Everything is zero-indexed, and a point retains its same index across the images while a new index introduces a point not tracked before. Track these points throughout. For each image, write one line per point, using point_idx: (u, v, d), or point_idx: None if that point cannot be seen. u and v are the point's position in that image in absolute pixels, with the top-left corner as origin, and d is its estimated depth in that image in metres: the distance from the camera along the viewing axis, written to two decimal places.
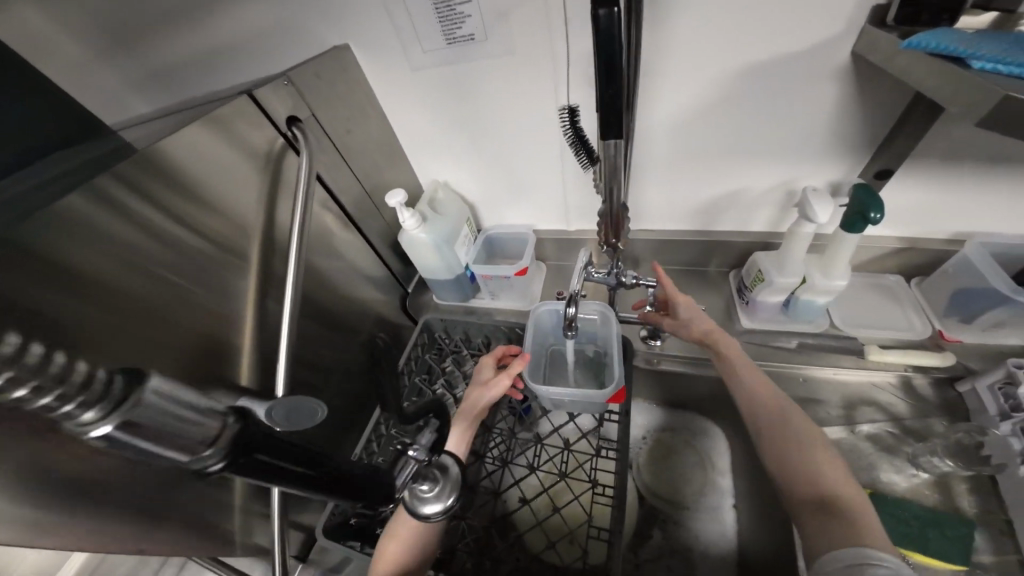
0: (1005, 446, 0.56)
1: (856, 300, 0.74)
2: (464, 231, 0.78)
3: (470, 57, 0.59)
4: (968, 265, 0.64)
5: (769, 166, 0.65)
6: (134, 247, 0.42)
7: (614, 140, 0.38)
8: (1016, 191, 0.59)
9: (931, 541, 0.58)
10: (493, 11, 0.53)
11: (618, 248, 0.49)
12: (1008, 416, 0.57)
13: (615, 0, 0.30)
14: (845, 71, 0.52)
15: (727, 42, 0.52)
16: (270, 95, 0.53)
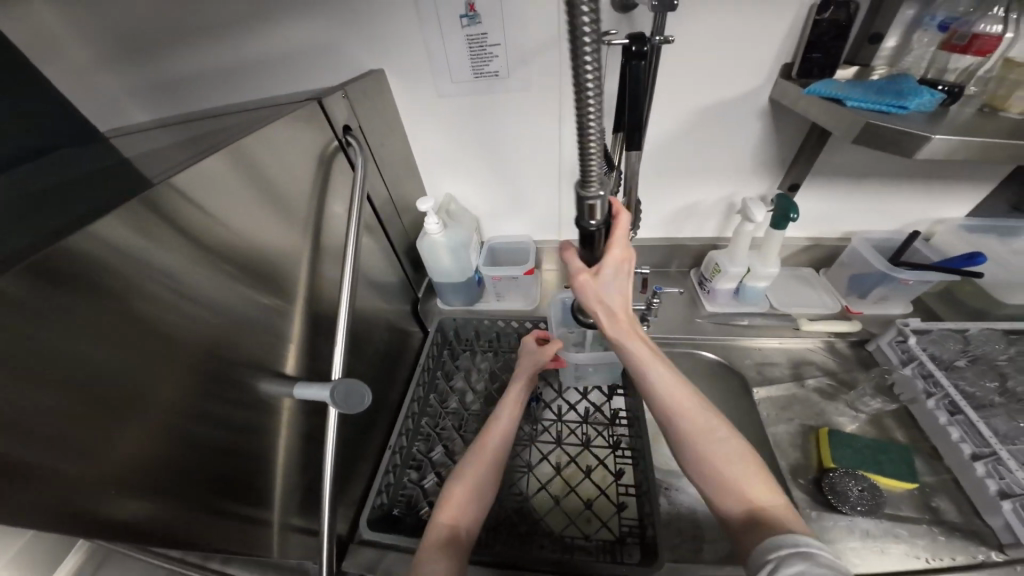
0: (911, 386, 0.68)
1: (785, 286, 0.92)
2: (475, 240, 0.88)
3: (494, 89, 0.71)
4: (857, 255, 0.86)
5: (717, 183, 0.84)
6: (158, 251, 0.38)
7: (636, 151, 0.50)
8: (877, 200, 0.83)
9: (884, 464, 0.63)
10: (517, 55, 0.67)
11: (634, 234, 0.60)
12: (908, 363, 0.69)
13: (643, 53, 0.44)
14: (765, 111, 0.72)
15: (692, 85, 0.71)
16: (335, 105, 0.62)
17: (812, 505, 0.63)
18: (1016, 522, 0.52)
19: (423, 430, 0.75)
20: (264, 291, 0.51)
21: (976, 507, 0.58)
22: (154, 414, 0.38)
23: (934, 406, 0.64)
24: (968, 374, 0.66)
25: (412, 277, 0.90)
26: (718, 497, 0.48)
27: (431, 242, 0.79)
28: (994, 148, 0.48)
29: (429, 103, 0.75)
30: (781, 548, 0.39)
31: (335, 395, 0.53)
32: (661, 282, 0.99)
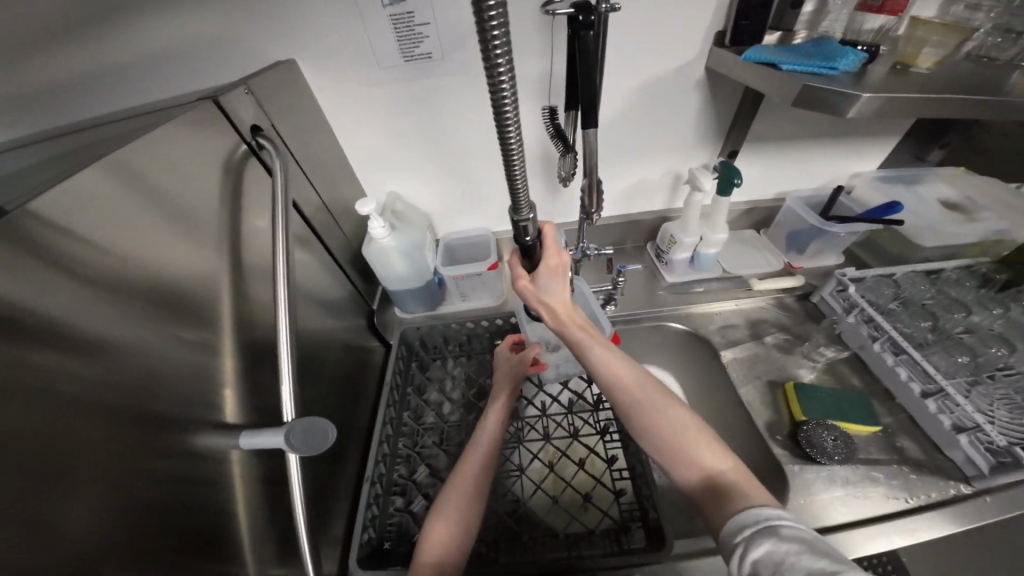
0: (858, 334, 0.74)
1: (733, 249, 0.95)
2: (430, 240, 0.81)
3: (426, 73, 0.65)
4: (791, 214, 0.91)
5: (664, 158, 0.85)
6: (50, 285, 0.30)
7: (592, 129, 0.48)
8: (805, 161, 0.89)
9: (847, 412, 0.69)
10: (449, 35, 0.61)
11: (594, 217, 0.58)
12: (851, 310, 0.75)
13: (592, 23, 0.41)
14: (703, 82, 0.73)
15: (632, 58, 0.69)
16: (235, 102, 0.52)
17: (793, 459, 0.67)
18: (975, 454, 0.58)
19: (403, 451, 0.70)
20: (186, 328, 0.42)
21: (935, 443, 0.64)
22: (74, 489, 0.30)
23: (880, 348, 0.71)
24: (903, 317, 0.73)
25: (361, 287, 0.81)
26: (676, 471, 0.44)
27: (381, 249, 0.72)
28: (908, 104, 0.52)
29: (357, 96, 0.67)
30: (746, 528, 0.36)
31: (292, 437, 0.46)
32: (623, 261, 0.99)
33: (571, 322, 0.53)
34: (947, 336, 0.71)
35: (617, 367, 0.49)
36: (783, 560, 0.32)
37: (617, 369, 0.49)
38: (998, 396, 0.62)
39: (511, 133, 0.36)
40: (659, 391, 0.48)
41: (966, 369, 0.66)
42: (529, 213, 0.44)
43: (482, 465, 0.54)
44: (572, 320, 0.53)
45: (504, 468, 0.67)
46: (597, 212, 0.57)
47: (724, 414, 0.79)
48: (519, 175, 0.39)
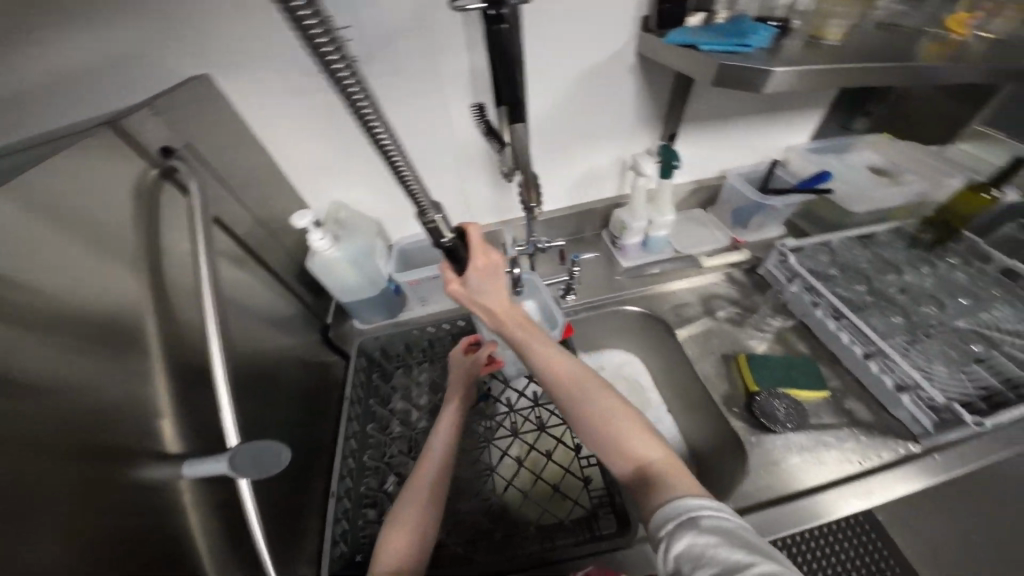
0: (802, 301, 0.76)
1: (682, 229, 0.96)
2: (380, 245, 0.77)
3: (356, 79, 0.63)
4: (733, 192, 0.92)
5: (611, 144, 0.85)
6: None
7: (520, 123, 0.48)
8: (742, 138, 0.92)
9: (796, 379, 0.71)
10: (373, 35, 0.59)
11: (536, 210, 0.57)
12: (795, 279, 0.77)
13: (505, 15, 0.39)
14: (636, 67, 0.73)
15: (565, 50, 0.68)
16: (141, 124, 0.49)
17: (749, 432, 0.68)
18: (917, 411, 0.62)
19: (372, 465, 0.68)
20: (113, 364, 0.40)
21: (881, 403, 0.67)
22: None
23: (822, 316, 0.74)
24: (841, 282, 0.76)
25: (311, 303, 0.77)
26: (611, 460, 0.45)
27: (325, 263, 0.68)
28: (818, 74, 0.55)
29: (282, 105, 0.64)
30: (669, 521, 0.37)
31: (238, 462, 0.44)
32: (577, 250, 0.99)
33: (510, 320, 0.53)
34: (881, 298, 0.74)
35: (556, 361, 0.50)
36: (703, 552, 0.33)
37: (556, 364, 0.50)
38: (932, 350, 0.66)
39: (402, 168, 0.36)
40: (596, 382, 0.49)
41: (903, 328, 0.70)
42: (435, 214, 0.42)
43: (439, 467, 0.54)
44: (511, 318, 0.53)
45: (475, 468, 0.68)
46: (539, 204, 0.57)
47: (685, 390, 0.81)
48: (409, 177, 0.37)
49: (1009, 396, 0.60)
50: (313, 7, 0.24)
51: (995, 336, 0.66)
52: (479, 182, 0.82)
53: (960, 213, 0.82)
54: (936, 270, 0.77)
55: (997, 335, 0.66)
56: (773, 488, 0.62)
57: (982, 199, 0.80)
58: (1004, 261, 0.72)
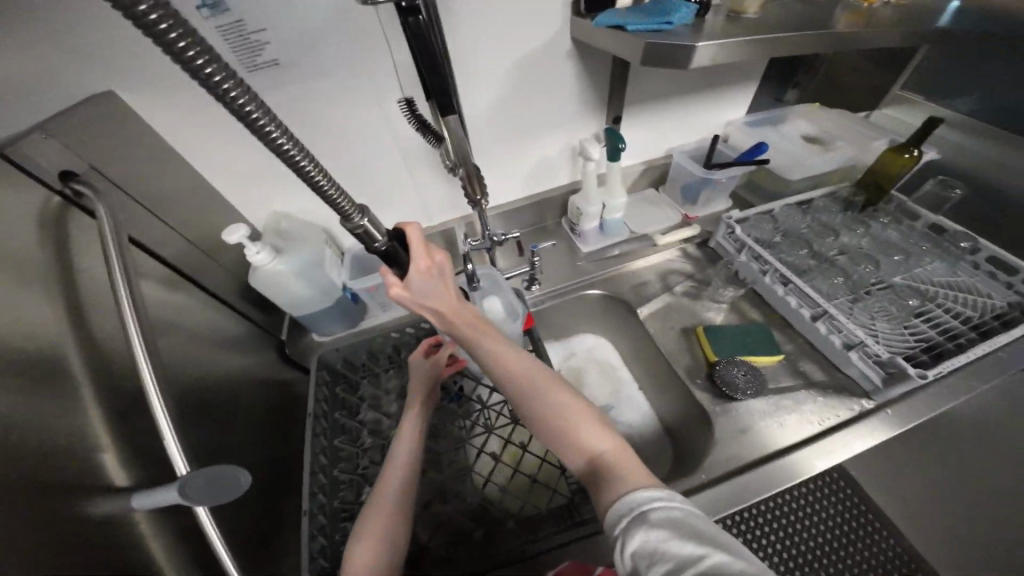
0: (750, 269, 0.79)
1: (635, 210, 0.98)
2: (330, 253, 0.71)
3: (280, 83, 0.59)
4: (680, 170, 0.94)
5: (558, 132, 0.85)
6: None
7: (454, 116, 0.46)
8: (687, 117, 0.93)
9: (753, 346, 0.73)
10: (292, 37, 0.55)
11: (483, 203, 0.55)
12: (742, 250, 0.80)
13: (417, 8, 0.39)
14: (573, 52, 0.73)
15: (501, 43, 0.67)
16: (36, 148, 0.44)
17: (714, 402, 0.70)
18: (867, 368, 0.63)
19: (348, 478, 0.66)
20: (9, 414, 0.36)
21: (833, 362, 0.70)
22: None
23: (770, 282, 0.76)
24: (784, 248, 0.80)
25: (263, 321, 0.73)
26: (567, 457, 0.46)
27: (269, 280, 0.64)
28: (739, 47, 0.57)
29: (204, 119, 0.59)
30: (622, 519, 0.38)
31: (190, 490, 0.43)
32: (537, 240, 0.98)
33: (461, 322, 0.52)
34: (825, 266, 0.78)
35: (508, 359, 0.50)
36: (655, 549, 0.34)
37: (509, 364, 0.50)
38: (875, 307, 0.71)
39: (316, 177, 0.34)
40: (549, 378, 0.49)
41: (847, 288, 0.74)
42: (362, 218, 0.39)
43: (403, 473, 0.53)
44: (461, 318, 0.52)
45: (457, 468, 0.67)
46: (485, 196, 0.55)
47: (653, 366, 0.83)
48: (326, 185, 0.35)
49: (948, 346, 0.64)
50: (160, 8, 0.23)
51: (932, 291, 0.72)
52: (429, 179, 0.80)
53: (886, 172, 0.84)
54: (868, 232, 0.81)
55: (934, 290, 0.72)
56: (740, 455, 0.63)
57: (905, 158, 0.81)
58: (931, 217, 0.79)
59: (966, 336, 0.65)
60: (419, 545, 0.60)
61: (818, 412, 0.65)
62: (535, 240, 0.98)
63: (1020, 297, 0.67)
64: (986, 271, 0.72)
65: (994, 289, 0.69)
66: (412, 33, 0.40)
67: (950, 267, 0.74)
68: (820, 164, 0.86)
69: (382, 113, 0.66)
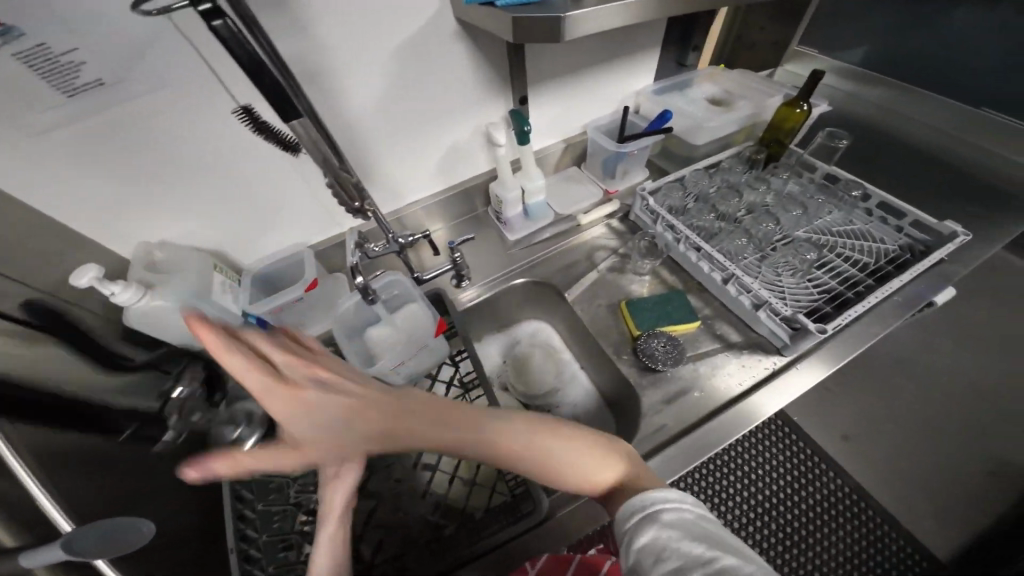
0: (664, 238, 0.80)
1: (557, 189, 0.96)
2: (219, 278, 0.65)
3: (114, 104, 0.51)
4: (596, 145, 0.91)
5: (460, 119, 0.78)
6: None
7: (300, 120, 0.40)
8: (595, 88, 0.90)
9: (673, 314, 0.74)
10: (114, 53, 0.48)
11: (366, 211, 0.49)
12: (656, 219, 0.80)
13: (223, 10, 0.32)
14: (461, 34, 0.66)
15: (379, 31, 0.59)
16: None
17: (641, 375, 0.71)
18: (775, 327, 0.66)
19: (278, 511, 0.62)
20: None
21: (746, 323, 0.72)
22: None
23: (685, 248, 0.77)
24: (693, 213, 0.82)
25: (156, 359, 0.63)
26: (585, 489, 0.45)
27: (155, 316, 0.58)
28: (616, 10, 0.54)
29: (22, 158, 0.49)
30: (634, 514, 0.40)
31: (80, 545, 0.39)
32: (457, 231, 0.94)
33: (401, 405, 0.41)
34: (733, 228, 0.80)
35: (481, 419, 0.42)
36: (665, 545, 0.37)
37: (478, 429, 0.41)
38: (780, 263, 0.74)
39: None
40: (527, 421, 0.44)
41: (754, 246, 0.77)
42: None
43: None
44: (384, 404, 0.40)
45: (399, 481, 0.66)
46: (367, 202, 0.48)
47: (586, 348, 0.84)
48: None
49: (848, 294, 0.68)
50: None
51: (829, 241, 0.77)
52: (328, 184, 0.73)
53: (782, 129, 0.88)
54: (771, 191, 0.84)
55: (828, 238, 0.77)
56: (666, 426, 0.65)
57: (797, 113, 0.85)
58: (827, 168, 0.83)
59: (863, 282, 0.70)
60: (363, 564, 0.58)
61: (736, 373, 0.68)
62: (455, 233, 0.93)
63: (908, 240, 0.73)
64: (878, 217, 0.77)
65: (883, 233, 0.75)
66: (224, 45, 0.34)
67: (845, 216, 0.80)
68: (721, 128, 0.87)
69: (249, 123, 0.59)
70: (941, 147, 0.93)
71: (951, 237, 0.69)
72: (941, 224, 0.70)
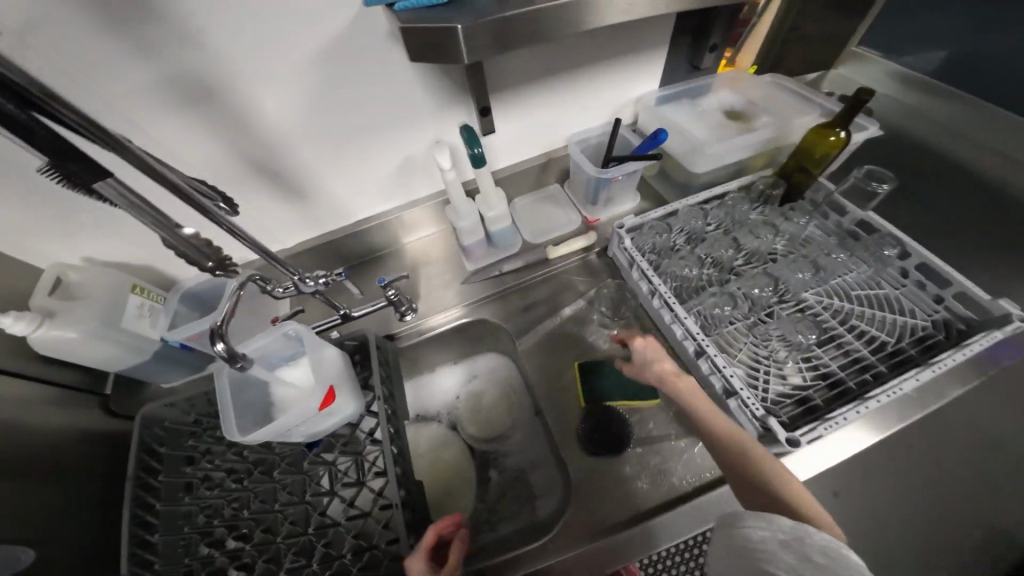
0: (640, 289, 0.67)
1: (532, 213, 0.83)
2: (136, 303, 0.56)
3: None
4: (576, 165, 0.77)
5: (410, 130, 0.65)
6: None
7: (103, 180, 0.32)
8: (586, 92, 0.73)
9: (631, 388, 0.68)
10: None
11: (231, 269, 0.41)
12: (633, 264, 0.67)
13: None
14: (394, 34, 0.53)
15: (289, 33, 0.49)
16: None
17: (581, 452, 0.64)
18: (744, 419, 0.54)
19: (181, 543, 0.51)
20: None
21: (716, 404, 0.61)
22: None
23: (660, 304, 0.64)
24: (681, 255, 0.69)
25: (74, 379, 0.56)
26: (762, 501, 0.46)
27: (54, 349, 0.50)
28: (545, 14, 0.43)
29: None
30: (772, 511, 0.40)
31: None
32: (415, 248, 0.83)
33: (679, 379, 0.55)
34: (723, 285, 0.68)
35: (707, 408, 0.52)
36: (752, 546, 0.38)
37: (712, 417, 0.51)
38: (770, 336, 0.62)
39: None
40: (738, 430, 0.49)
41: (742, 310, 0.65)
42: None
43: None
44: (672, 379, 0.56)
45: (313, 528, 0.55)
46: (225, 265, 0.40)
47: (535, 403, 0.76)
48: None
49: (850, 385, 0.55)
50: None
51: (841, 308, 0.62)
52: (261, 204, 0.64)
53: (814, 155, 0.71)
54: (779, 238, 0.71)
55: (840, 305, 0.62)
56: (595, 517, 0.58)
57: (833, 139, 0.68)
58: (858, 213, 0.67)
59: (875, 368, 0.55)
60: None
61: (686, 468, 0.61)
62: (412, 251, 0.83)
63: (946, 315, 0.56)
64: (914, 281, 0.60)
65: (918, 303, 0.59)
66: None
67: (871, 276, 0.63)
68: (733, 156, 0.71)
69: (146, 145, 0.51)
70: (1008, 180, 0.73)
71: (1003, 320, 0.51)
72: (993, 300, 0.52)
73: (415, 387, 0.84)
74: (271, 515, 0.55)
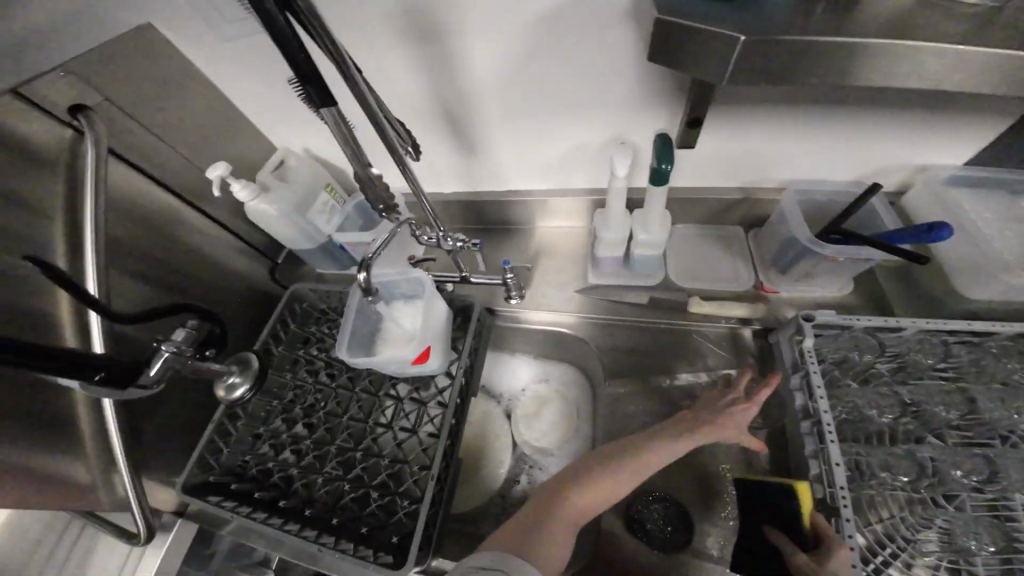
0: (791, 401, 0.53)
1: (689, 250, 0.70)
2: (322, 198, 0.64)
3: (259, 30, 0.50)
4: (783, 216, 0.61)
5: (601, 120, 0.58)
6: None
7: (329, 108, 0.35)
8: (844, 137, 0.55)
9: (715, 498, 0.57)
10: None
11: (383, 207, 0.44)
12: (797, 369, 0.53)
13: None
14: (633, 13, 0.46)
15: None
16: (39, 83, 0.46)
17: (625, 528, 0.58)
18: None
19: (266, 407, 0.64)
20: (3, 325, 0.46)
21: None
22: None
23: (807, 431, 0.49)
24: (871, 387, 0.52)
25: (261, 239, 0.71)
26: None
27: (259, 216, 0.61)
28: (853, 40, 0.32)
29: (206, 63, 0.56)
30: None
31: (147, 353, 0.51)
32: (547, 234, 0.78)
33: None
34: (912, 448, 0.49)
35: None
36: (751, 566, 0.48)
37: None
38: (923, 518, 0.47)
39: None
40: None
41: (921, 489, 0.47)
42: None
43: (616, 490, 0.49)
44: None
45: (362, 450, 0.61)
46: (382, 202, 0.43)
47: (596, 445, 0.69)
48: None
49: None
50: None
51: None
52: (435, 147, 0.66)
53: None
54: None
55: None
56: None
57: None
58: None
59: None
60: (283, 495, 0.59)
61: None
62: (543, 237, 0.78)
63: None
64: None
65: None
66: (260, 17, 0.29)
67: None
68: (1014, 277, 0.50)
69: (370, 68, 0.55)
70: None
71: None
72: None
73: (493, 362, 0.81)
74: (338, 420, 0.63)
